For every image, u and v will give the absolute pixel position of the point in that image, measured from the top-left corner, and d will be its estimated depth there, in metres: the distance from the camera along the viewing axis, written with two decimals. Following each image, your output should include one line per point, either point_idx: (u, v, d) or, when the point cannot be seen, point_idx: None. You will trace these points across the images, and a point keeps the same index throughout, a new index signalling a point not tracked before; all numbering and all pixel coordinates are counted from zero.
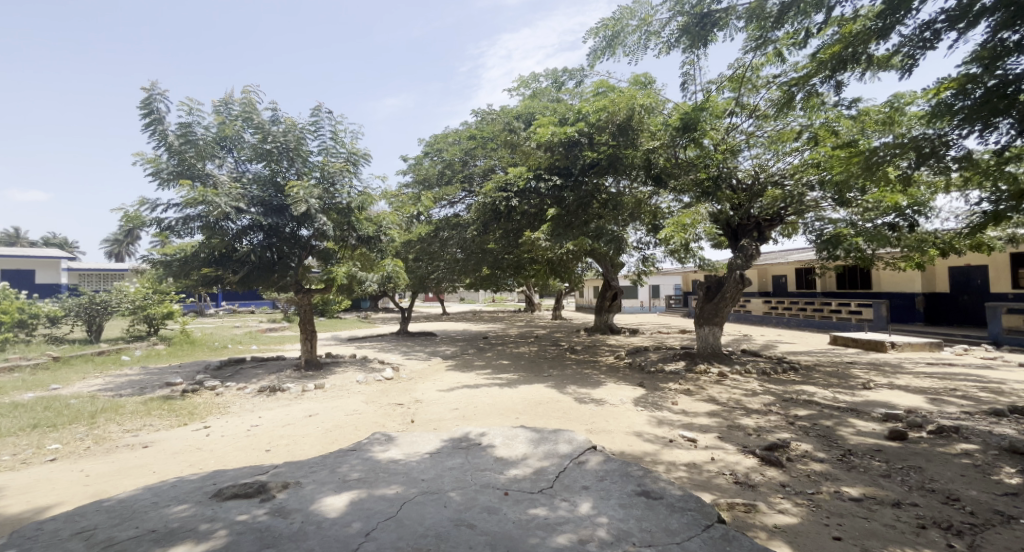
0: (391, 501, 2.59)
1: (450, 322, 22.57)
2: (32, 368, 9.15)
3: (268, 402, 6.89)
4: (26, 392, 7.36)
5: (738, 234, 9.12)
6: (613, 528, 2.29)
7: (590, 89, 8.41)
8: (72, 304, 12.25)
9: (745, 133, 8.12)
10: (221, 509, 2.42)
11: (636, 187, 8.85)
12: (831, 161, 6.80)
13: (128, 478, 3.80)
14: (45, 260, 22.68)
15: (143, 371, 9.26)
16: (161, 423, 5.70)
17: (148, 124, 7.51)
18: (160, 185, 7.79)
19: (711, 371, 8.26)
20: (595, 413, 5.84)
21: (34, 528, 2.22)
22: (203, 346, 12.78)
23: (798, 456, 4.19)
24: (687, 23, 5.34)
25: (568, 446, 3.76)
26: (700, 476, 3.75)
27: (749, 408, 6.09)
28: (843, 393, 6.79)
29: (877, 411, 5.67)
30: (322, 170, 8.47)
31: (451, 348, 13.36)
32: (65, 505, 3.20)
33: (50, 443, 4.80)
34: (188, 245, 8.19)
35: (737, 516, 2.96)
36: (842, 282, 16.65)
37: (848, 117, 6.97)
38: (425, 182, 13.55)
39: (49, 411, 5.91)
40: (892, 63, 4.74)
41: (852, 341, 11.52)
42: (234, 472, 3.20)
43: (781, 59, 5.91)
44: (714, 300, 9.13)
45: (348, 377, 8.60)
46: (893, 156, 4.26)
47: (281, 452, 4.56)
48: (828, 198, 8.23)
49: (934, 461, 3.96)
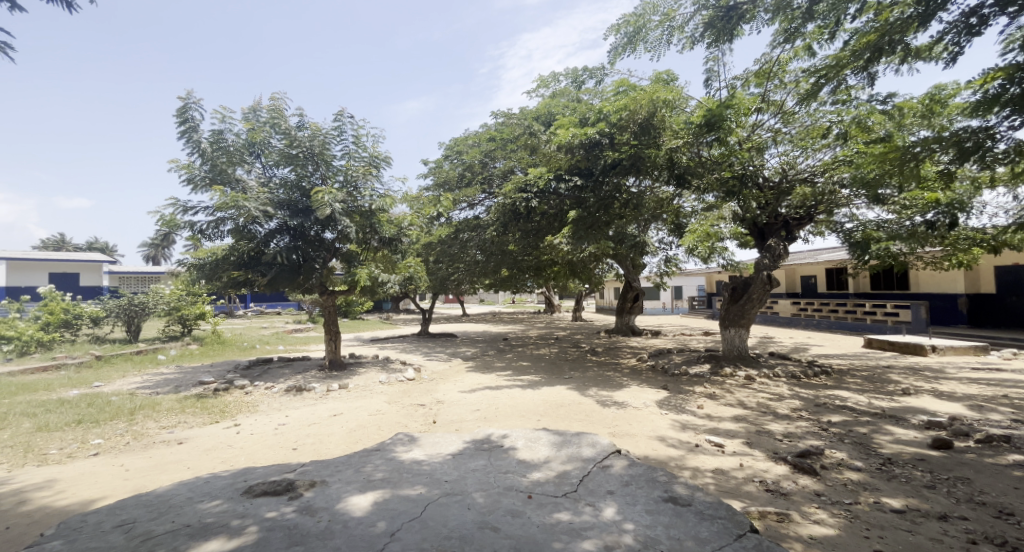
0: (415, 502, 2.60)
1: (470, 324, 22.43)
2: (76, 366, 9.60)
3: (295, 402, 7.04)
4: (72, 389, 7.72)
5: (765, 234, 8.92)
6: (640, 535, 2.24)
7: (611, 88, 8.27)
8: (113, 305, 12.74)
9: (771, 130, 7.90)
10: (251, 506, 2.47)
11: (657, 186, 8.71)
12: (864, 157, 6.54)
13: (165, 473, 3.92)
14: (89, 263, 23.93)
15: (178, 370, 9.58)
16: (195, 420, 5.90)
17: (183, 132, 7.81)
18: (194, 190, 8.07)
19: (738, 374, 8.06)
20: (617, 416, 5.76)
21: (79, 520, 2.32)
22: (232, 346, 13.21)
23: (832, 464, 4.03)
24: (712, 17, 5.22)
25: (592, 450, 3.70)
26: (729, 482, 3.64)
27: (778, 413, 5.91)
28: (880, 399, 6.51)
29: (918, 418, 5.42)
30: (345, 174, 8.63)
31: (471, 349, 13.49)
32: (108, 498, 3.32)
33: (93, 439, 5.01)
34: (219, 249, 8.43)
35: (770, 526, 2.85)
36: (877, 283, 16.08)
37: (883, 112, 6.64)
38: (445, 185, 13.67)
39: (93, 408, 6.17)
40: (932, 53, 4.55)
41: (888, 345, 11.06)
42: (264, 470, 3.27)
43: (810, 52, 5.76)
44: (741, 301, 8.87)
45: (370, 377, 8.76)
46: (931, 152, 4.05)
47: (307, 450, 4.64)
48: (862, 196, 7.90)
49: (984, 472, 3.75)
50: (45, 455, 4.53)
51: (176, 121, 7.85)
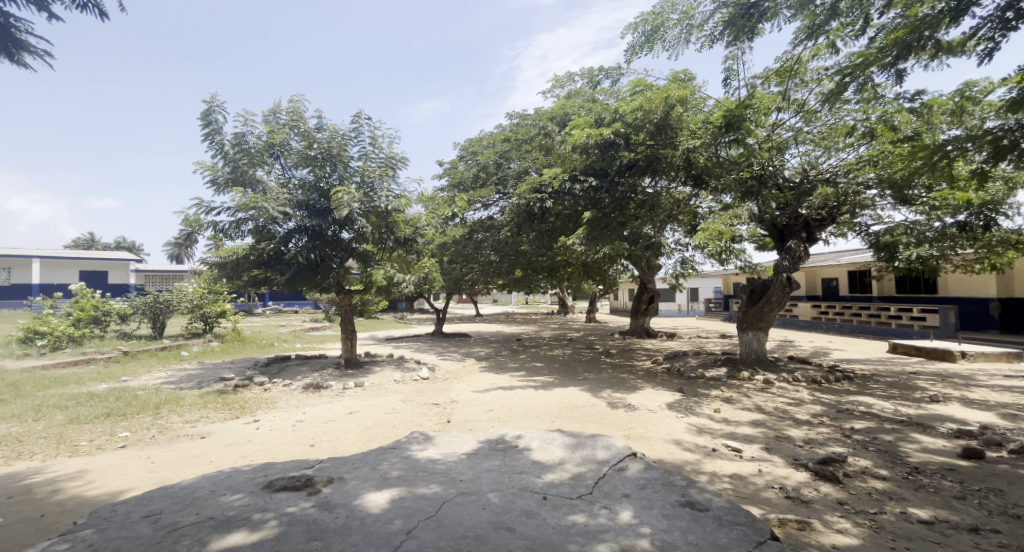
0: (431, 500, 2.62)
1: (484, 324, 22.50)
2: (104, 361, 9.92)
3: (312, 399, 7.15)
4: (100, 383, 7.98)
5: (785, 235, 8.76)
6: (657, 539, 2.21)
7: (628, 87, 8.17)
8: (139, 302, 13.16)
9: (792, 130, 7.75)
10: (272, 501, 2.52)
11: (673, 187, 8.63)
12: (890, 157, 6.35)
13: (189, 467, 4.02)
14: (116, 262, 24.69)
15: (200, 366, 9.82)
16: (217, 415, 6.04)
17: (207, 135, 7.99)
18: (216, 191, 8.25)
19: (756, 378, 7.92)
20: (632, 419, 5.71)
21: (109, 510, 2.40)
22: (252, 344, 13.50)
23: (856, 472, 3.93)
24: (732, 15, 5.13)
25: (606, 452, 3.67)
26: (747, 488, 3.58)
27: (798, 418, 5.78)
28: (906, 406, 6.31)
29: (946, 427, 5.25)
30: (362, 175, 8.75)
31: (485, 349, 13.52)
32: (135, 489, 3.42)
33: (121, 432, 5.16)
34: (240, 248, 8.61)
35: (791, 534, 2.79)
36: (902, 286, 15.62)
37: (910, 111, 6.45)
38: (460, 186, 13.73)
39: (120, 401, 6.36)
40: (964, 48, 4.40)
41: (915, 350, 10.73)
42: (283, 465, 3.33)
43: (833, 50, 5.63)
44: (759, 304, 8.72)
45: (386, 375, 8.84)
46: (963, 151, 3.91)
47: (324, 447, 4.71)
48: (888, 196, 7.67)
49: (1018, 484, 3.61)
50: (76, 446, 4.68)
51: (200, 124, 8.03)
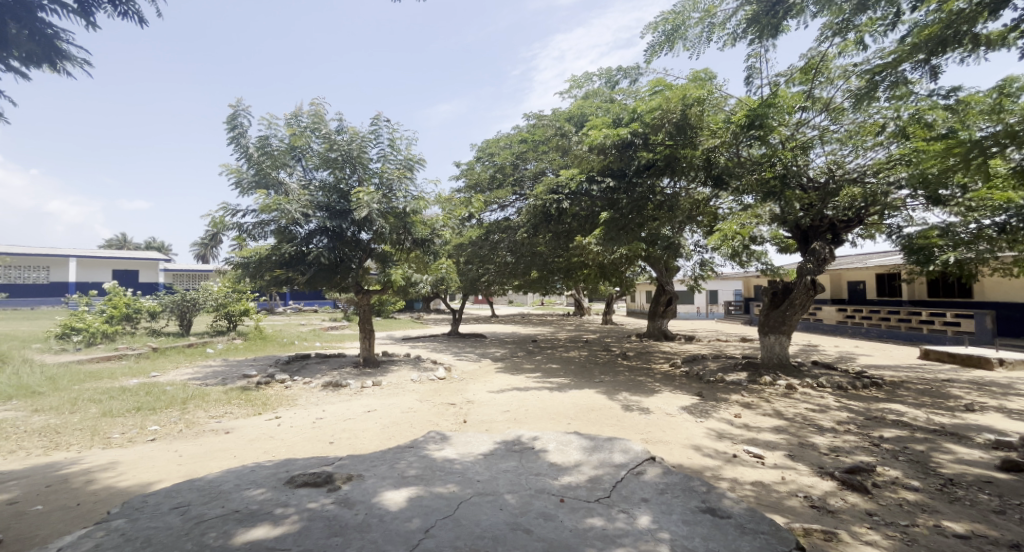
0: (448, 500, 2.63)
1: (500, 325, 22.52)
2: (134, 357, 10.26)
3: (331, 397, 7.27)
4: (131, 378, 8.27)
5: (810, 237, 8.58)
6: (677, 546, 2.18)
7: (647, 87, 7.95)
8: (168, 301, 13.58)
9: (818, 129, 7.56)
10: (293, 496, 2.57)
11: (693, 187, 8.51)
12: (920, 155, 6.14)
13: (214, 460, 4.13)
14: (146, 261, 25.54)
15: (225, 363, 10.08)
16: (240, 411, 6.19)
17: (233, 138, 8.20)
18: (241, 193, 8.45)
19: (778, 383, 7.74)
20: (650, 423, 5.64)
21: (140, 501, 2.47)
22: (273, 342, 13.78)
23: (886, 482, 3.79)
24: (756, 12, 5.04)
25: (624, 455, 3.63)
26: (770, 496, 3.49)
27: (823, 425, 5.62)
28: (938, 414, 6.08)
29: (983, 437, 5.03)
30: (381, 177, 8.86)
31: (500, 350, 13.54)
32: (164, 481, 3.53)
33: (151, 425, 5.34)
34: (263, 248, 8.81)
35: (817, 544, 2.71)
36: (934, 290, 15.07)
37: (945, 108, 6.22)
38: (476, 187, 13.78)
39: (149, 396, 6.58)
40: (1005, 41, 4.22)
41: (948, 357, 10.34)
42: (304, 462, 3.39)
43: (862, 46, 5.47)
44: (782, 307, 8.51)
45: (403, 375, 8.92)
46: (1003, 148, 3.76)
47: (343, 445, 4.77)
48: (920, 196, 7.41)
49: None
50: (108, 439, 4.86)
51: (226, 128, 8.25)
